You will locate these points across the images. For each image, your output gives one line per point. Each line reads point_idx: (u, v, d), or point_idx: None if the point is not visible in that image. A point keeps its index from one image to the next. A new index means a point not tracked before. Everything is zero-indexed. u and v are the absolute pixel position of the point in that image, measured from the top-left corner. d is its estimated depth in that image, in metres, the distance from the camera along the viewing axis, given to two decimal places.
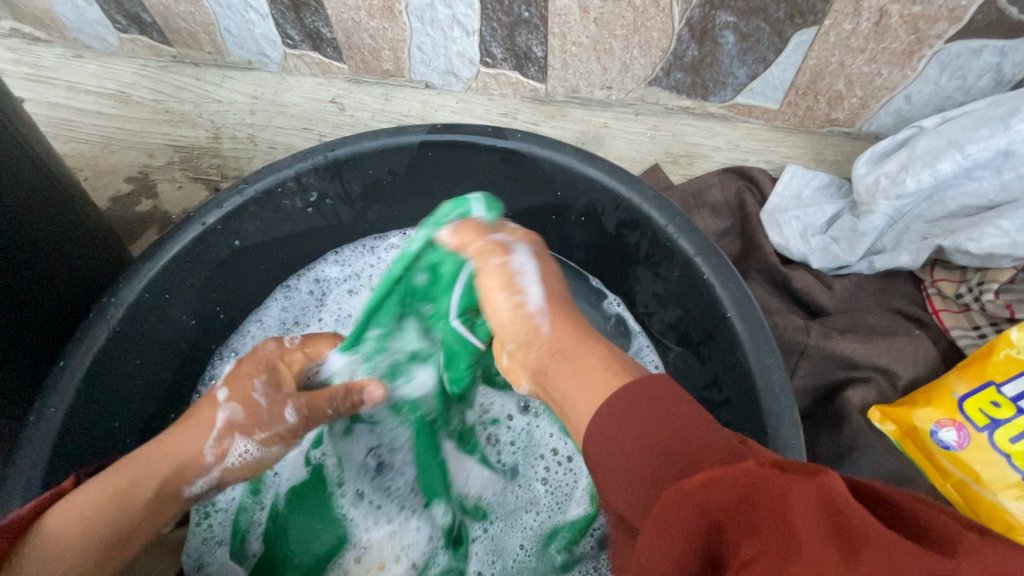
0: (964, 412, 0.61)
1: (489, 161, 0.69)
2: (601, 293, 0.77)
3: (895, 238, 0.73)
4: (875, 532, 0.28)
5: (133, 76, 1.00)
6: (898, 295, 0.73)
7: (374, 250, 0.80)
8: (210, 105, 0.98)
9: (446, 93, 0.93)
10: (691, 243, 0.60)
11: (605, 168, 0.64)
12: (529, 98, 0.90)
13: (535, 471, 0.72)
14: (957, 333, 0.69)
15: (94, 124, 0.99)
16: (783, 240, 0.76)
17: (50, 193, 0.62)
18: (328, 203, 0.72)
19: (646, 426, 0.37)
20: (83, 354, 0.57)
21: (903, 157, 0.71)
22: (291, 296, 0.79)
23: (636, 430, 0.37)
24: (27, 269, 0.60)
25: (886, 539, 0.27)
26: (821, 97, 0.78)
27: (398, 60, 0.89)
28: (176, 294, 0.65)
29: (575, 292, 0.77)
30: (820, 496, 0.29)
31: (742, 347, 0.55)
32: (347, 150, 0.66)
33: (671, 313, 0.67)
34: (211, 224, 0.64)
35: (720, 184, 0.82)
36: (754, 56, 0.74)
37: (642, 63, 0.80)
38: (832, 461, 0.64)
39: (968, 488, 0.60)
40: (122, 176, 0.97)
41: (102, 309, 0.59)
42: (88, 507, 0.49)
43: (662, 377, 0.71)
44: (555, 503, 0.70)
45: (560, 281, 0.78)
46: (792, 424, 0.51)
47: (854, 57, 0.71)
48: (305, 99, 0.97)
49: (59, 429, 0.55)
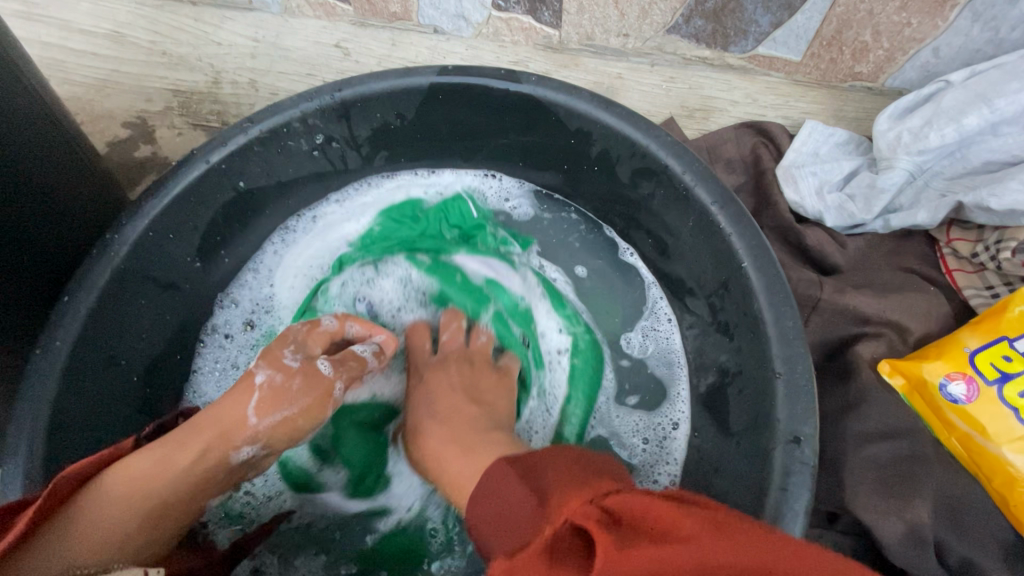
0: (974, 366, 0.60)
1: (503, 107, 0.67)
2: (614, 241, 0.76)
3: (913, 196, 0.71)
4: (647, 517, 0.35)
5: (128, 15, 0.96)
6: (912, 254, 0.72)
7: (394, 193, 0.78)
8: (209, 48, 0.95)
9: (455, 39, 0.89)
10: (707, 192, 0.58)
11: (621, 113, 0.62)
12: (541, 46, 0.87)
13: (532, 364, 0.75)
14: (970, 293, 0.68)
15: (90, 66, 0.96)
16: (798, 197, 0.75)
17: (46, 127, 0.60)
18: (334, 147, 0.70)
19: (522, 474, 0.44)
20: (87, 290, 0.56)
21: (927, 112, 0.69)
22: (289, 244, 0.76)
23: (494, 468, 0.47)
24: (25, 205, 0.58)
25: (655, 505, 0.36)
26: (846, 49, 0.75)
27: (406, 2, 0.86)
28: (180, 234, 0.64)
29: (594, 244, 0.77)
30: (616, 499, 0.38)
31: (755, 294, 0.54)
32: (355, 91, 0.64)
33: (682, 263, 0.66)
34: (214, 162, 0.62)
35: (736, 139, 0.80)
36: (779, 2, 0.71)
37: (662, 9, 0.77)
38: (838, 413, 0.64)
39: (973, 441, 0.60)
40: (119, 121, 0.94)
41: (105, 245, 0.58)
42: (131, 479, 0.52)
43: (676, 333, 0.71)
44: (533, 432, 0.72)
45: (573, 236, 0.77)
46: (804, 369, 0.51)
47: (884, 5, 0.68)
48: (308, 43, 0.93)
49: (66, 363, 0.54)
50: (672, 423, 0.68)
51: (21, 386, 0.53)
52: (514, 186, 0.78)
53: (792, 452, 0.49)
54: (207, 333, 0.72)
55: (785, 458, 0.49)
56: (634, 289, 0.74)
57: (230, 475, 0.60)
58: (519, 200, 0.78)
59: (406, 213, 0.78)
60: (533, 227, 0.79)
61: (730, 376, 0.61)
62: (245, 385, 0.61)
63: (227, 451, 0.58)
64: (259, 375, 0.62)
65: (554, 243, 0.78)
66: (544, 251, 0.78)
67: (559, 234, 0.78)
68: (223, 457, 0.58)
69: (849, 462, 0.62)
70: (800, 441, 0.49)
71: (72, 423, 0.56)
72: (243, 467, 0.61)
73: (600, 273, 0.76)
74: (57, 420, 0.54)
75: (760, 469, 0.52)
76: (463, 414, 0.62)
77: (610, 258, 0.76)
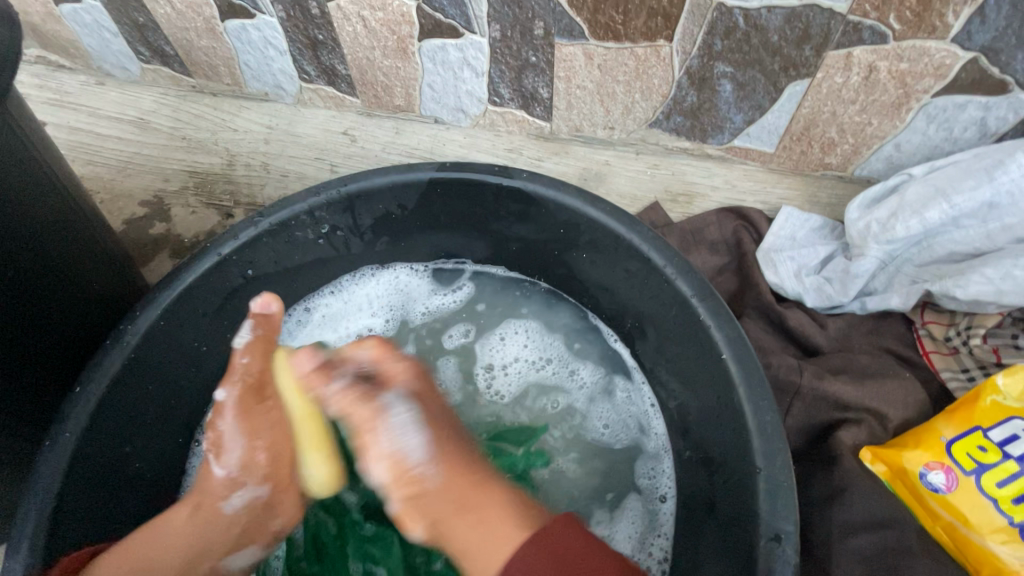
0: (952, 455, 0.62)
1: (496, 199, 0.72)
2: (580, 309, 0.80)
3: (886, 280, 0.76)
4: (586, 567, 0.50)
5: (152, 104, 1.05)
6: (890, 335, 0.75)
7: (366, 287, 0.82)
8: (226, 134, 1.02)
9: (455, 129, 0.96)
10: (688, 284, 0.62)
11: (606, 210, 0.66)
12: (534, 135, 0.94)
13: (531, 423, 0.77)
14: (947, 376, 0.71)
15: (113, 148, 1.03)
16: (778, 279, 0.79)
17: (60, 216, 0.63)
18: (339, 235, 0.75)
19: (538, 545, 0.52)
20: (98, 380, 0.59)
21: (893, 204, 0.74)
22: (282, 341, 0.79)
23: (514, 557, 0.52)
24: (30, 291, 0.61)
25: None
26: (815, 143, 0.81)
27: (409, 97, 0.93)
28: (190, 321, 0.67)
29: (554, 328, 0.81)
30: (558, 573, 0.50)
31: (735, 386, 0.57)
32: (358, 185, 0.69)
33: (664, 349, 0.69)
34: (226, 254, 0.66)
35: (718, 222, 0.85)
36: (750, 103, 0.77)
37: (644, 107, 0.83)
38: (823, 501, 0.65)
39: (958, 531, 0.61)
40: (137, 200, 0.99)
41: (118, 336, 0.61)
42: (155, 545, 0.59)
43: (658, 418, 0.73)
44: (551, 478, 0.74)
45: (563, 316, 0.81)
46: (783, 464, 0.53)
47: (846, 107, 0.74)
48: (318, 130, 1.00)
49: (72, 453, 0.56)
50: (660, 498, 0.70)
51: (29, 478, 0.55)
52: (471, 286, 0.83)
53: (774, 551, 0.50)
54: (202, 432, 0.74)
55: (767, 557, 0.51)
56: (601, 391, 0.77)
57: (242, 535, 0.65)
58: (507, 281, 0.82)
59: (381, 297, 0.82)
60: (521, 304, 0.82)
61: (715, 465, 0.62)
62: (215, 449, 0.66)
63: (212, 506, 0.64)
64: (223, 427, 0.66)
65: (536, 325, 0.81)
66: (524, 317, 0.81)
67: (539, 313, 0.81)
68: (215, 522, 0.63)
69: (837, 554, 0.62)
70: (782, 540, 0.51)
71: (72, 513, 0.57)
72: (249, 520, 0.66)
73: (584, 358, 0.79)
74: (59, 510, 0.55)
75: (745, 567, 0.53)
76: (444, 438, 0.62)
77: (597, 343, 0.79)
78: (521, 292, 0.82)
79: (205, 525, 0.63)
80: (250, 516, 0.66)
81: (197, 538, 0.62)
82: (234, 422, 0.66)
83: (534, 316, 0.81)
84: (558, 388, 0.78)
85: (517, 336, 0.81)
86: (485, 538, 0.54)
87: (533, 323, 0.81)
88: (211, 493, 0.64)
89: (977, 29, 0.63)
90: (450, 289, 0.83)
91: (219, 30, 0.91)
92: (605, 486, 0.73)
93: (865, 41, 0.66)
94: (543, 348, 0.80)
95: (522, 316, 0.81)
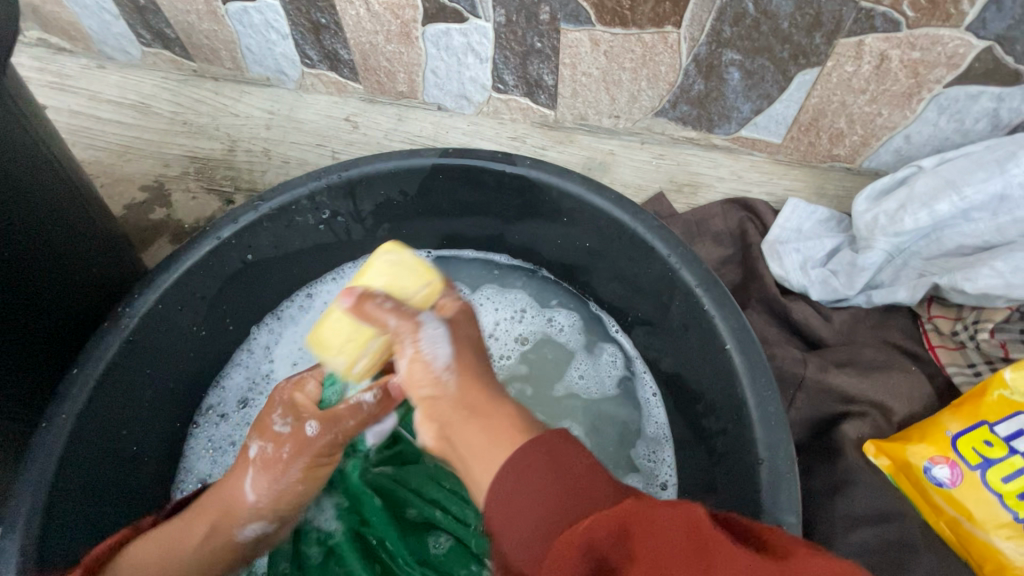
0: (957, 450, 0.61)
1: (499, 186, 0.71)
2: (554, 282, 0.81)
3: (893, 274, 0.75)
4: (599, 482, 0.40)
5: (153, 88, 1.04)
6: (895, 329, 0.74)
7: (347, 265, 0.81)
8: (227, 119, 1.01)
9: (458, 116, 0.95)
10: (692, 274, 0.61)
11: (610, 198, 0.65)
12: (538, 124, 0.93)
13: (530, 391, 0.76)
14: (952, 371, 0.70)
15: (113, 132, 1.02)
16: (783, 271, 0.78)
17: (56, 195, 0.62)
18: (339, 221, 0.74)
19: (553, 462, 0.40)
20: (95, 361, 0.58)
21: (901, 197, 0.73)
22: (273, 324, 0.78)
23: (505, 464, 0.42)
24: (25, 271, 0.60)
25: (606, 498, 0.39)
26: (823, 134, 0.80)
27: (413, 83, 0.92)
28: (189, 305, 0.67)
29: (511, 288, 0.81)
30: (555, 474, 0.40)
31: (739, 377, 0.56)
32: (360, 170, 0.69)
33: (668, 340, 0.69)
34: (225, 237, 0.66)
35: (723, 214, 0.84)
36: (758, 93, 0.76)
37: (650, 95, 0.82)
38: (826, 494, 0.65)
39: (961, 526, 0.60)
40: (138, 184, 0.98)
41: (116, 318, 0.60)
42: (157, 569, 0.55)
43: (659, 405, 0.73)
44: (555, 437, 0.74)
45: (555, 296, 0.80)
46: (787, 456, 0.52)
47: (855, 97, 0.73)
48: (320, 116, 0.99)
49: (68, 435, 0.56)
50: (661, 485, 0.69)
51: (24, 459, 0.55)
52: (453, 258, 0.82)
53: None
54: (203, 414, 0.75)
55: None
56: (592, 359, 0.77)
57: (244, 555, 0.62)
58: (494, 257, 0.82)
59: (364, 272, 0.81)
60: (509, 277, 0.81)
61: (717, 456, 0.62)
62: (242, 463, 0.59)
63: (226, 534, 0.58)
64: (253, 448, 0.59)
65: (524, 299, 0.80)
66: (509, 286, 0.81)
67: (535, 292, 0.81)
68: (227, 545, 0.59)
69: (838, 546, 0.62)
70: (784, 531, 0.50)
71: (69, 495, 0.57)
72: (253, 544, 0.62)
73: (576, 332, 0.79)
74: (55, 492, 0.55)
75: None
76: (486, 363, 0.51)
77: (590, 323, 0.79)
78: (505, 265, 0.82)
79: (217, 550, 0.58)
80: (257, 540, 0.62)
81: (204, 565, 0.57)
82: (282, 453, 0.59)
83: (523, 292, 0.81)
84: (547, 350, 0.78)
85: (501, 305, 0.80)
86: (489, 451, 0.43)
87: (492, 286, 0.81)
88: (220, 520, 0.58)
89: (993, 17, 0.61)
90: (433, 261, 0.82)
91: (221, 13, 0.90)
92: (608, 455, 0.72)
93: (877, 28, 0.65)
94: (510, 307, 0.80)
95: (507, 288, 0.81)
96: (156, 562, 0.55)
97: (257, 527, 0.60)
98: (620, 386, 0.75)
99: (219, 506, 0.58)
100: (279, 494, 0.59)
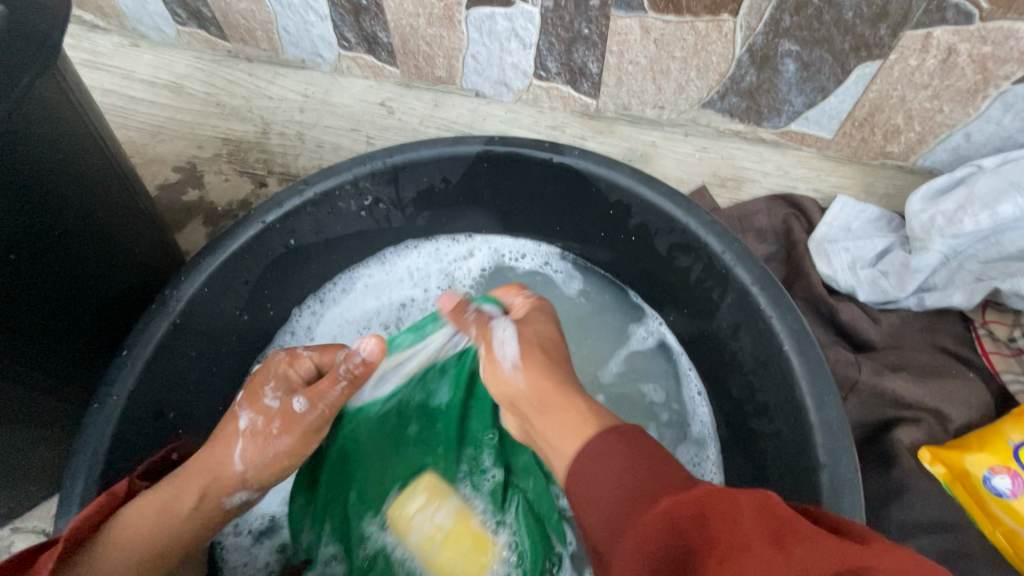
0: (1020, 460, 0.60)
1: (545, 175, 0.69)
2: (588, 269, 0.79)
3: (947, 277, 0.72)
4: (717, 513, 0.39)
5: (186, 68, 1.03)
6: (947, 333, 0.73)
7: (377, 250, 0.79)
8: (261, 101, 1.00)
9: (496, 103, 0.94)
10: (748, 272, 0.60)
11: (662, 191, 0.64)
12: (578, 113, 0.91)
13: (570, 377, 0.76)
14: (1007, 378, 0.69)
15: (146, 112, 1.01)
16: (831, 271, 0.76)
17: (95, 172, 0.61)
18: (381, 207, 0.73)
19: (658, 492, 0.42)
20: (144, 344, 0.58)
21: (961, 197, 0.71)
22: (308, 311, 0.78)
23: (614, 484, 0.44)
24: (64, 251, 0.58)
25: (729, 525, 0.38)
26: (877, 130, 0.77)
27: (451, 68, 0.91)
28: (232, 290, 0.66)
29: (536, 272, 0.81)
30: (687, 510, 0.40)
31: (796, 380, 0.55)
32: (404, 157, 0.67)
33: (716, 338, 0.67)
34: (270, 222, 0.65)
35: (768, 210, 0.82)
36: (813, 86, 0.74)
37: (698, 86, 0.80)
38: (877, 501, 0.64)
39: (1018, 537, 0.59)
40: (171, 165, 0.98)
41: (163, 300, 0.60)
42: (143, 538, 0.52)
43: (704, 404, 0.72)
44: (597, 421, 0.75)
45: (591, 286, 0.79)
46: (849, 462, 0.51)
47: (916, 93, 0.71)
48: (355, 100, 0.98)
49: (118, 418, 0.56)
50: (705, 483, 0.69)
51: (76, 440, 0.55)
52: (485, 245, 0.81)
53: None
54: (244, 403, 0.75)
55: None
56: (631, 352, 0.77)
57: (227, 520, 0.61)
58: (525, 243, 0.81)
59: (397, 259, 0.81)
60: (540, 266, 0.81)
61: (769, 458, 0.61)
62: (228, 432, 0.59)
63: (216, 501, 0.58)
64: (243, 418, 0.59)
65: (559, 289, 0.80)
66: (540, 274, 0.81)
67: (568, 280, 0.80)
68: (215, 511, 0.58)
69: None
70: None
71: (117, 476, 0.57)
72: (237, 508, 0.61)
73: (613, 323, 0.79)
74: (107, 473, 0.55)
75: None
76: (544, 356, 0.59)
77: (628, 313, 0.78)
78: (538, 253, 0.81)
79: (209, 519, 0.57)
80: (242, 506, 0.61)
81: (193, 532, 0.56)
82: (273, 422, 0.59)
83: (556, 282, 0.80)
84: (583, 340, 0.78)
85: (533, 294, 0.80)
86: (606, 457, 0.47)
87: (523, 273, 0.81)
88: (209, 486, 0.57)
89: None
90: (465, 247, 0.81)
91: None
92: None
93: (948, 20, 0.62)
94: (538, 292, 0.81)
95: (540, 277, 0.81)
96: (140, 531, 0.53)
97: (246, 495, 0.60)
98: (658, 376, 0.75)
99: (209, 474, 0.57)
100: (268, 462, 0.59)
